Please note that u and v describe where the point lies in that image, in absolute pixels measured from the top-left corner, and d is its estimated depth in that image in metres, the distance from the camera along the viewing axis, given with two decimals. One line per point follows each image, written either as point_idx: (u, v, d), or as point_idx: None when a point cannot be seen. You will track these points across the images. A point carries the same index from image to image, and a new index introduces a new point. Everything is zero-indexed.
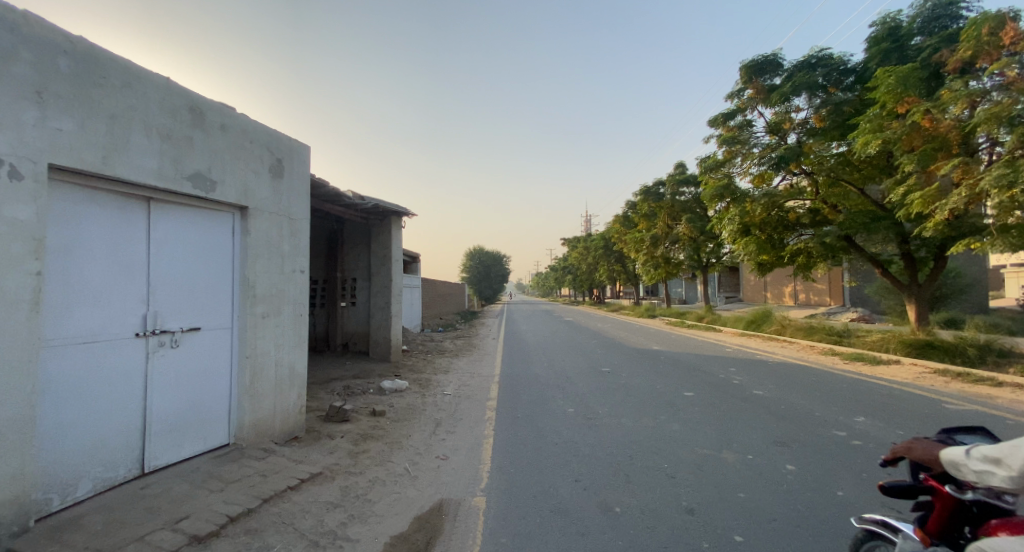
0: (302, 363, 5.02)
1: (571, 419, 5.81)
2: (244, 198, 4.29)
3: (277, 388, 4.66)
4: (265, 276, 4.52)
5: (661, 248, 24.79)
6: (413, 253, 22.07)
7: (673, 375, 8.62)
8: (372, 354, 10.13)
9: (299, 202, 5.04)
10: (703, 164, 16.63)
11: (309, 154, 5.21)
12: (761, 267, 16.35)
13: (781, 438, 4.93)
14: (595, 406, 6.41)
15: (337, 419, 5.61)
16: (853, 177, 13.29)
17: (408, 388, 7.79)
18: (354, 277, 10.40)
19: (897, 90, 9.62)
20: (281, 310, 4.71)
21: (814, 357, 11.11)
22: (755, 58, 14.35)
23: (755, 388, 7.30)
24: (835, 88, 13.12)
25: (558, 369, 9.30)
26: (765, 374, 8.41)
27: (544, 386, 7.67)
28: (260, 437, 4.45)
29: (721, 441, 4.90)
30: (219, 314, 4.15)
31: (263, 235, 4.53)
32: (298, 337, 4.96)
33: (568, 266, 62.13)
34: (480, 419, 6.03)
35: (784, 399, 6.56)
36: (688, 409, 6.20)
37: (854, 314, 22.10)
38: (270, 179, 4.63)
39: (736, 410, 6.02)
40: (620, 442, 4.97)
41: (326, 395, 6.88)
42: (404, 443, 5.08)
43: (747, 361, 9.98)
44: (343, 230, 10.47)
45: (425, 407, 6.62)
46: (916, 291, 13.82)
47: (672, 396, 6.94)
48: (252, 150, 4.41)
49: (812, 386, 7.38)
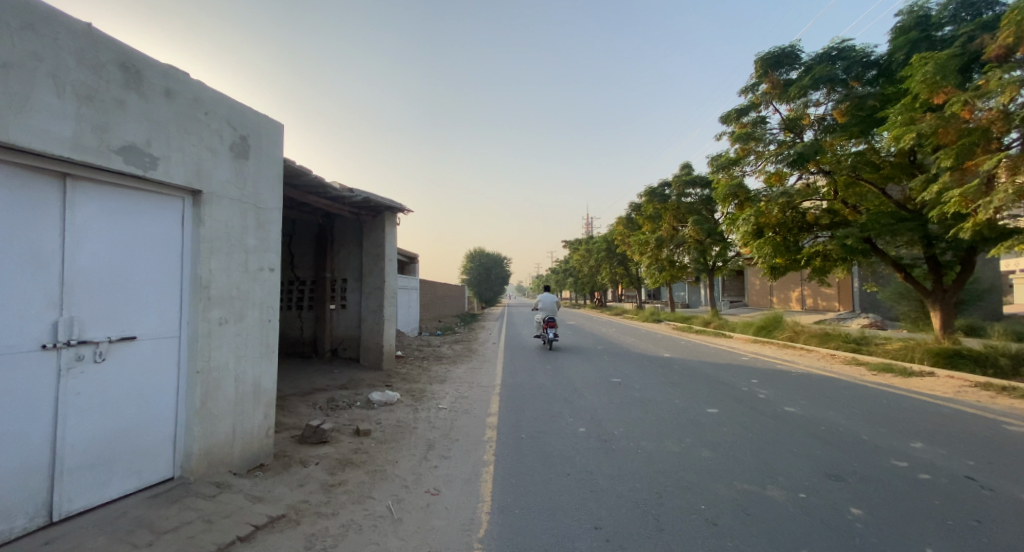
0: (270, 376, 4.28)
1: (583, 443, 5.07)
2: (196, 179, 3.55)
3: (238, 408, 3.91)
4: (222, 274, 3.76)
5: (666, 250, 23.93)
6: (411, 254, 21.36)
7: (689, 386, 7.88)
8: (362, 361, 9.38)
9: (269, 190, 4.31)
10: (714, 162, 15.98)
11: (282, 134, 4.48)
12: (774, 270, 15.56)
13: (834, 471, 4.18)
14: (609, 425, 5.69)
15: (314, 441, 4.87)
16: (873, 177, 12.60)
17: (400, 400, 7.05)
18: (344, 278, 9.63)
19: (934, 78, 8.96)
20: (244, 315, 3.97)
21: (837, 367, 10.36)
22: (771, 50, 13.63)
23: (785, 404, 6.55)
24: (856, 82, 12.42)
25: (564, 380, 8.57)
26: (792, 387, 7.67)
27: (550, 401, 6.94)
28: (214, 468, 3.69)
29: (764, 473, 4.15)
30: (163, 319, 3.39)
31: (221, 225, 3.78)
32: (266, 347, 4.22)
33: (570, 268, 61.40)
34: (478, 440, 5.29)
35: (823, 419, 5.81)
36: (714, 429, 5.46)
37: (866, 320, 21.38)
38: (231, 159, 3.89)
39: (772, 433, 5.27)
40: (644, 474, 4.22)
41: (306, 411, 6.13)
42: (389, 472, 4.33)
43: (768, 372, 9.22)
44: (333, 227, 9.70)
45: (417, 424, 5.89)
46: (941, 297, 13.06)
47: (694, 413, 6.20)
48: (207, 124, 3.67)
49: (849, 403, 6.62)
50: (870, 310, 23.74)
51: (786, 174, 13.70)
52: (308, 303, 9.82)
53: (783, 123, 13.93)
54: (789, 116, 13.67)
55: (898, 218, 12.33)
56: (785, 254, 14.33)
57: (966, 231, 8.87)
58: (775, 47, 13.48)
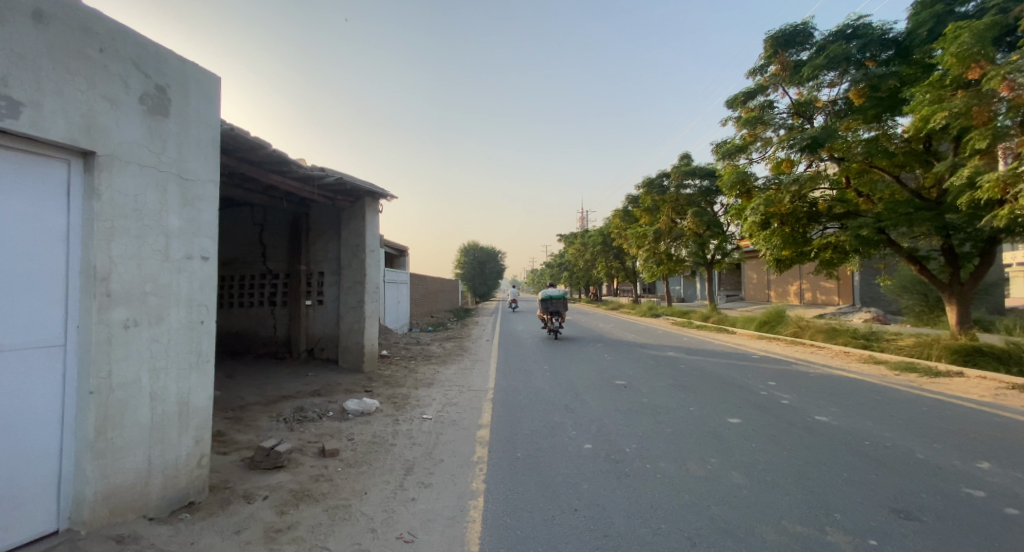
0: (204, 391, 3.43)
1: (590, 466, 4.26)
2: (87, 137, 2.68)
3: (156, 436, 3.06)
4: (128, 264, 2.88)
5: (664, 243, 23.06)
6: (400, 246, 20.51)
7: (702, 390, 7.10)
8: (341, 362, 8.54)
9: (199, 158, 3.43)
10: (719, 148, 15.17)
11: (219, 89, 3.59)
12: (779, 263, 14.80)
13: (900, 506, 3.44)
14: (618, 440, 4.93)
15: (267, 467, 4.03)
16: (888, 164, 11.93)
17: (378, 409, 6.23)
18: (321, 271, 8.77)
19: (969, 50, 8.18)
20: (163, 315, 3.10)
21: (856, 367, 9.62)
22: (782, 27, 12.76)
23: (814, 412, 5.81)
24: (872, 62, 11.64)
25: (564, 383, 7.76)
26: (817, 391, 6.90)
27: (549, 409, 6.18)
28: (119, 515, 2.84)
29: (817, 510, 3.37)
30: (39, 324, 2.53)
31: (129, 197, 2.91)
32: (196, 354, 3.37)
33: (565, 263, 60.56)
34: (465, 462, 4.46)
35: (863, 432, 5.06)
36: (740, 446, 4.67)
37: (867, 314, 20.83)
38: (142, 115, 3.01)
39: (810, 450, 4.52)
40: (668, 511, 3.41)
41: (267, 425, 5.28)
42: (353, 509, 3.49)
43: (784, 372, 8.47)
44: (309, 215, 8.80)
45: (395, 440, 5.05)
46: (958, 291, 12.39)
47: (715, 424, 5.41)
48: (105, 65, 2.79)
49: (884, 410, 5.90)
50: (872, 304, 23.20)
51: (796, 160, 12.88)
52: (281, 299, 8.94)
53: (791, 107, 13.21)
54: (799, 100, 12.94)
55: (915, 206, 11.62)
56: (793, 246, 13.59)
57: (999, 219, 8.15)
58: (787, 24, 12.63)
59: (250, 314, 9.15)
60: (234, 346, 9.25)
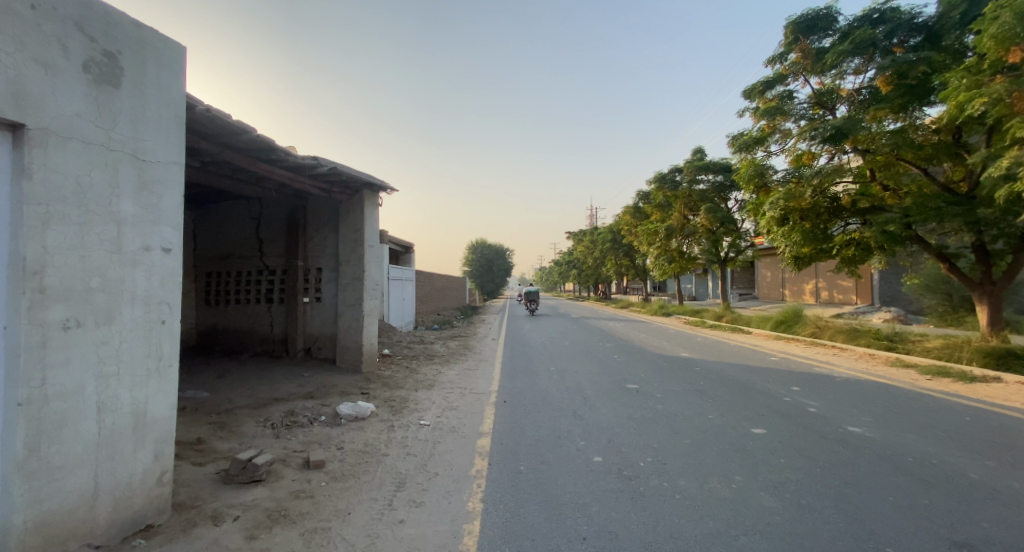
0: (165, 399, 3.06)
1: (601, 485, 3.82)
2: (16, 106, 2.30)
3: (104, 452, 2.68)
4: (68, 256, 2.50)
5: (676, 241, 22.44)
6: (407, 243, 20.22)
7: (719, 396, 6.62)
8: (339, 362, 8.17)
9: (159, 137, 3.05)
10: (735, 140, 14.59)
11: (183, 61, 3.22)
12: (798, 261, 14.17)
13: (962, 538, 2.96)
14: (631, 453, 4.49)
15: (243, 481, 3.65)
16: (916, 157, 11.30)
17: (373, 413, 5.85)
18: (319, 267, 8.42)
19: (1011, 31, 7.34)
20: (114, 315, 2.73)
21: (883, 370, 9.03)
22: (804, 12, 12.11)
23: (846, 422, 5.32)
24: (901, 48, 10.99)
25: (571, 387, 7.31)
26: (846, 398, 6.38)
27: (556, 416, 5.77)
28: (57, 545, 2.46)
29: (864, 544, 2.90)
30: None
31: (68, 178, 2.53)
32: (157, 359, 3.00)
33: (574, 261, 59.93)
34: (462, 477, 4.03)
35: (904, 447, 4.56)
36: (767, 461, 4.20)
37: (887, 313, 20.09)
38: (86, 84, 2.63)
39: (848, 469, 4.04)
40: (692, 541, 2.96)
41: (252, 431, 4.92)
42: (332, 533, 3.09)
43: (806, 376, 7.94)
44: (306, 209, 8.43)
45: (388, 450, 4.65)
46: (989, 291, 11.70)
47: (736, 435, 4.94)
48: (39, 24, 2.41)
49: (924, 420, 5.37)
50: (891, 303, 22.40)
51: (817, 153, 12.28)
52: (278, 296, 8.61)
53: (813, 97, 12.63)
54: (821, 90, 12.36)
55: (945, 201, 10.97)
56: (814, 243, 12.96)
57: None
58: (809, 9, 12.00)
59: (247, 312, 8.84)
60: (230, 344, 8.96)
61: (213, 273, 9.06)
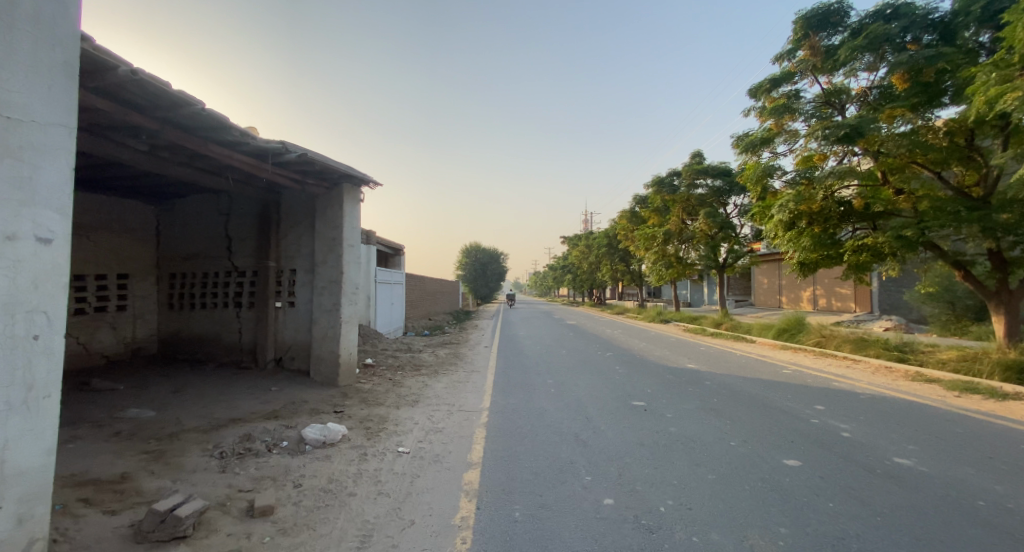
0: (40, 442, 2.26)
1: (615, 538, 3.07)
2: None
3: None
4: None
5: (673, 245, 21.72)
6: (396, 246, 19.41)
7: (738, 417, 5.88)
8: (312, 374, 7.37)
9: (37, 88, 2.28)
10: (739, 141, 14.01)
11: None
12: (804, 267, 13.53)
13: None
14: (649, 493, 3.75)
15: (162, 539, 2.86)
16: (931, 160, 10.75)
17: (345, 438, 5.07)
18: (293, 268, 7.64)
19: None
20: None
21: (907, 385, 8.36)
22: (815, 7, 11.56)
23: (887, 451, 4.64)
24: (916, 45, 10.46)
25: (572, 405, 6.54)
26: (880, 420, 5.69)
27: (556, 442, 5.01)
28: None
29: None
30: None
31: None
32: (24, 389, 2.20)
33: (569, 266, 59.30)
34: (444, 528, 3.27)
35: (967, 486, 3.85)
36: (812, 507, 3.48)
37: (888, 322, 19.57)
38: None
39: (911, 516, 3.34)
40: None
41: (196, 461, 4.13)
42: None
43: (827, 392, 7.25)
44: (280, 205, 7.67)
45: (355, 488, 3.86)
46: (1005, 300, 11.10)
47: (769, 469, 4.22)
48: None
49: (975, 450, 4.69)
50: (891, 311, 21.94)
51: (827, 154, 11.71)
52: (247, 300, 7.81)
53: (822, 95, 12.07)
54: (830, 89, 11.84)
55: (963, 206, 10.42)
56: (821, 249, 12.32)
57: None
58: (820, 4, 11.45)
59: (213, 317, 8.01)
60: (195, 353, 8.12)
61: (177, 274, 8.23)
